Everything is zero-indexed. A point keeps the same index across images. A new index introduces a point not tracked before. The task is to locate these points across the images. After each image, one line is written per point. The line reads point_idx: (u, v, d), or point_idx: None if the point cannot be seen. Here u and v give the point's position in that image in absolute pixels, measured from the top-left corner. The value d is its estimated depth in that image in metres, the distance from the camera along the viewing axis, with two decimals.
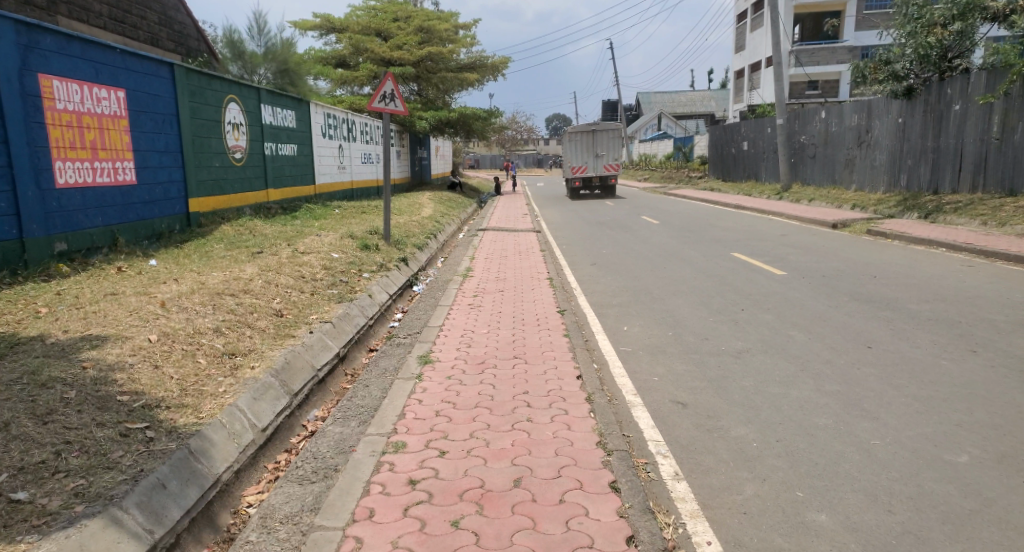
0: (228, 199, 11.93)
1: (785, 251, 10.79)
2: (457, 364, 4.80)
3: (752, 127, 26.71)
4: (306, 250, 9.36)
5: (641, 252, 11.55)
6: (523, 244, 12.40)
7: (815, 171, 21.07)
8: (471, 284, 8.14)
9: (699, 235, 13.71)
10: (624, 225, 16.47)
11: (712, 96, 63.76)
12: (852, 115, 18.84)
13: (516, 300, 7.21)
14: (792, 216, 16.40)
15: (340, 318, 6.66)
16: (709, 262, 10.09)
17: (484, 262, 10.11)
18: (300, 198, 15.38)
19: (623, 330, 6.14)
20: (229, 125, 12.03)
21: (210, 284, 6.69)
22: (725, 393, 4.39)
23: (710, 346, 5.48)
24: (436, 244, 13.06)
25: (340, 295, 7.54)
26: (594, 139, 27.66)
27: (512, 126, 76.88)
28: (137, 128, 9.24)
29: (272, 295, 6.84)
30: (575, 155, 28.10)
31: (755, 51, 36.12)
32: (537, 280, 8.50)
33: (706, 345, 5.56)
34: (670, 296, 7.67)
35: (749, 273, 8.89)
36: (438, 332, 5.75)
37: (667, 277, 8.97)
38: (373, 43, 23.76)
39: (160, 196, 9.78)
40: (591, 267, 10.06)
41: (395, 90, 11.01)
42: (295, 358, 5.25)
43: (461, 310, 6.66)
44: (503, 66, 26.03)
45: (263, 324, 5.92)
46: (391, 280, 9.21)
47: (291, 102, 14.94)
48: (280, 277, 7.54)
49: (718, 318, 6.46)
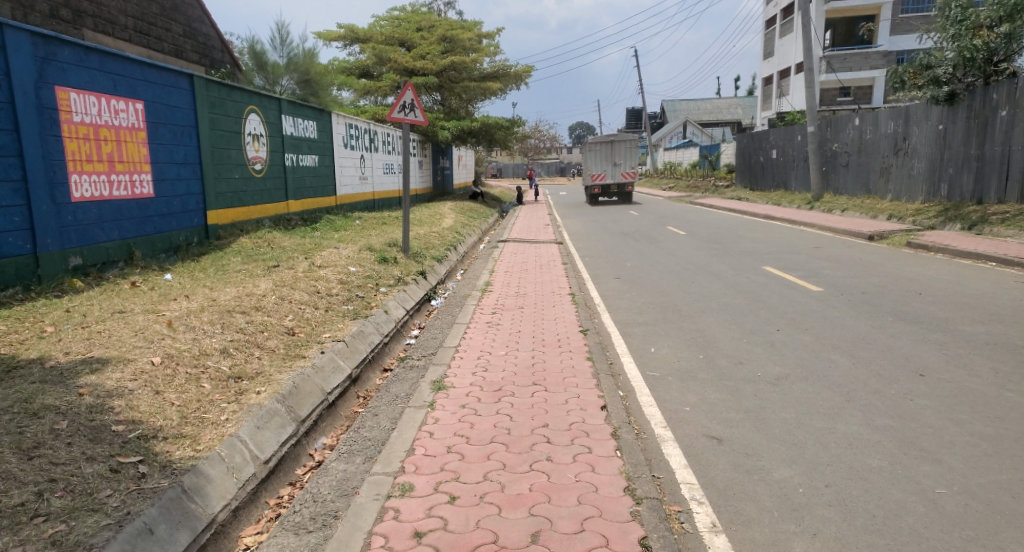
0: (248, 210, 11.77)
1: (818, 265, 10.42)
2: (472, 391, 4.52)
3: (781, 135, 26.20)
4: (323, 263, 9.17)
5: (668, 266, 11.24)
6: (546, 257, 12.12)
7: (848, 180, 20.53)
8: (489, 300, 7.86)
9: (728, 246, 13.33)
10: (649, 235, 16.09)
11: (738, 103, 63.09)
12: (888, 123, 18.31)
13: (537, 318, 6.93)
14: (825, 227, 15.90)
15: (353, 336, 6.42)
16: (740, 276, 9.77)
17: (505, 275, 9.83)
18: (321, 209, 15.25)
19: (650, 353, 5.87)
20: (249, 136, 11.90)
21: (222, 301, 6.46)
22: (765, 430, 4.11)
23: (745, 373, 5.19)
24: (456, 257, 12.86)
25: (355, 311, 7.31)
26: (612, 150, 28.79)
27: (535, 135, 76.70)
28: (155, 140, 8.99)
29: (285, 312, 6.61)
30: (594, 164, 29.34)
31: (784, 57, 35.58)
32: (559, 295, 8.21)
33: (741, 372, 5.26)
34: (700, 314, 7.39)
35: (784, 290, 8.57)
36: (454, 354, 5.47)
37: (697, 292, 8.67)
38: (396, 53, 23.68)
39: (178, 209, 9.56)
40: (616, 281, 9.78)
41: (414, 100, 10.82)
42: (303, 382, 5.00)
43: (479, 329, 6.37)
44: (526, 74, 25.80)
45: (274, 345, 5.67)
46: (409, 294, 8.99)
47: (312, 112, 14.82)
48: (294, 292, 7.33)
49: (753, 340, 6.18)
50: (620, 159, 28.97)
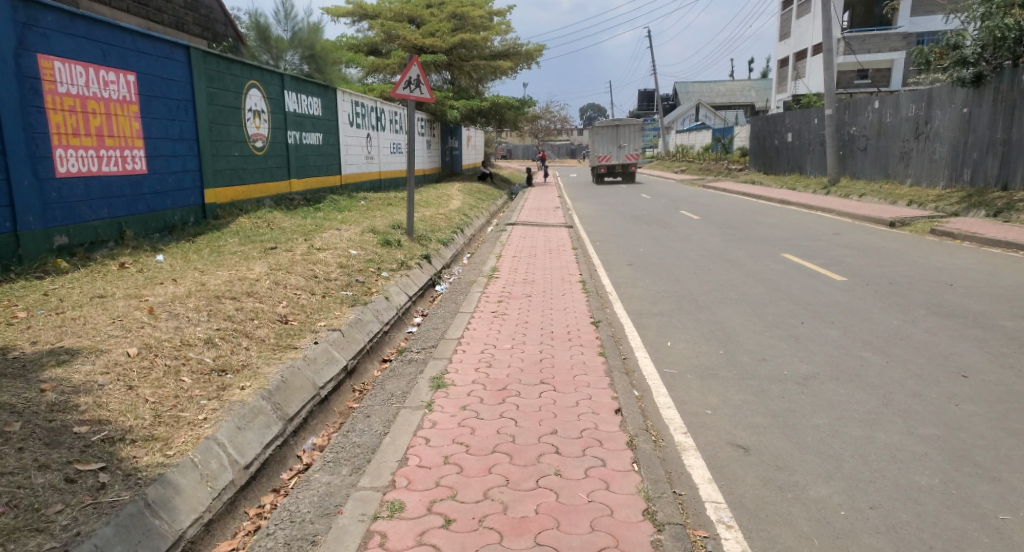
0: (248, 189, 11.39)
1: (840, 252, 9.97)
2: (474, 391, 4.13)
3: (797, 117, 25.55)
4: (323, 246, 8.79)
5: (683, 252, 10.81)
6: (555, 241, 11.69)
7: (866, 164, 19.93)
8: (496, 288, 7.46)
9: (744, 232, 12.86)
10: (663, 220, 15.61)
11: (752, 86, 62.03)
12: (909, 105, 17.71)
13: (545, 307, 6.54)
14: (844, 213, 15.39)
15: (351, 325, 6.05)
16: (758, 264, 9.34)
17: (512, 261, 9.42)
18: (325, 189, 14.85)
19: (668, 349, 5.49)
20: (249, 112, 11.49)
21: (211, 286, 6.08)
22: (796, 437, 3.74)
23: (770, 373, 4.81)
24: (463, 240, 12.45)
25: (354, 297, 6.93)
26: (617, 133, 30.58)
27: (546, 116, 75.82)
28: (149, 113, 8.60)
29: (278, 298, 6.24)
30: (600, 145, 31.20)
31: (801, 38, 34.80)
32: (569, 283, 7.80)
33: (765, 371, 4.88)
34: (719, 304, 6.99)
35: (806, 279, 8.16)
36: (455, 347, 5.08)
37: (714, 280, 8.25)
38: (405, 30, 23.12)
39: (173, 187, 9.17)
40: (627, 267, 9.38)
41: (420, 76, 10.36)
42: (293, 377, 4.63)
43: (483, 319, 5.97)
44: (537, 53, 25.21)
45: (263, 334, 5.29)
46: (412, 279, 8.60)
47: (316, 89, 14.37)
48: (290, 277, 6.95)
49: (777, 335, 5.79)
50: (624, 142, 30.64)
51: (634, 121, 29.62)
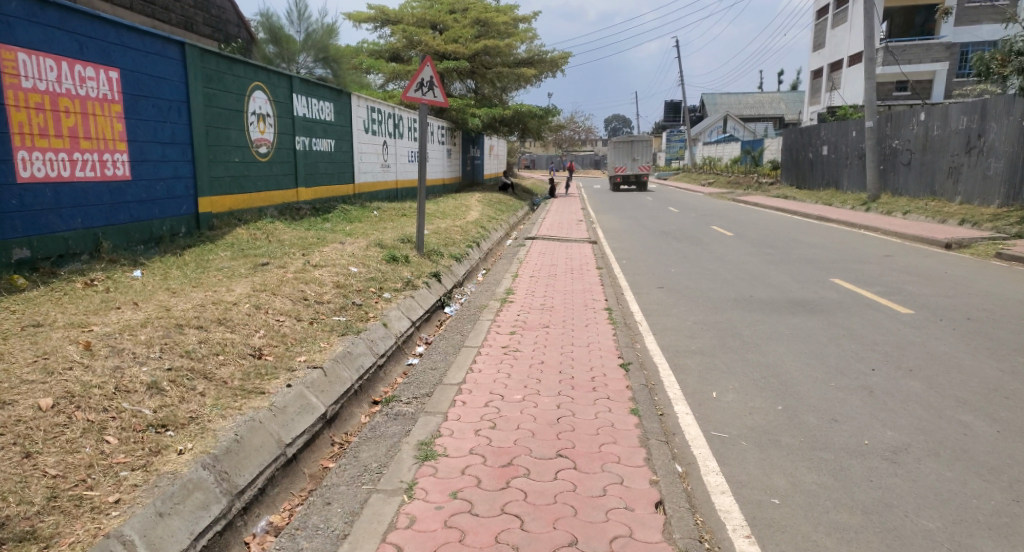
0: (249, 198, 10.61)
1: (896, 279, 8.94)
2: (472, 466, 3.30)
3: (833, 130, 24.41)
4: (320, 262, 7.95)
5: (719, 274, 9.83)
6: (578, 259, 10.78)
7: (910, 180, 18.77)
8: (508, 315, 6.54)
9: (783, 252, 11.83)
10: (693, 236, 14.60)
11: (783, 98, 60.61)
12: (960, 118, 16.54)
13: (566, 341, 5.64)
14: (891, 232, 14.31)
15: (335, 360, 5.15)
16: (806, 291, 8.35)
17: (528, 281, 8.51)
18: (335, 197, 14.05)
19: (714, 402, 4.56)
20: (253, 115, 10.73)
21: (176, 311, 5.21)
22: None
23: (848, 442, 3.88)
24: (478, 254, 11.60)
25: (346, 325, 6.05)
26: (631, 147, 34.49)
27: (570, 127, 74.82)
28: (135, 114, 7.84)
29: (254, 328, 5.36)
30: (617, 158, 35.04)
31: (837, 49, 33.67)
32: (592, 310, 6.87)
33: (840, 438, 3.96)
34: (769, 340, 6.03)
35: (864, 310, 7.17)
36: (454, 398, 4.16)
37: (758, 310, 7.28)
38: (427, 36, 22.28)
39: (161, 194, 8.39)
40: (658, 291, 8.44)
41: (433, 77, 9.51)
42: (251, 435, 3.75)
43: (491, 358, 5.05)
44: (563, 61, 24.36)
45: (226, 374, 4.40)
46: (418, 300, 7.72)
47: (329, 93, 13.63)
48: (274, 300, 6.09)
49: (846, 384, 4.82)
50: (638, 156, 34.14)
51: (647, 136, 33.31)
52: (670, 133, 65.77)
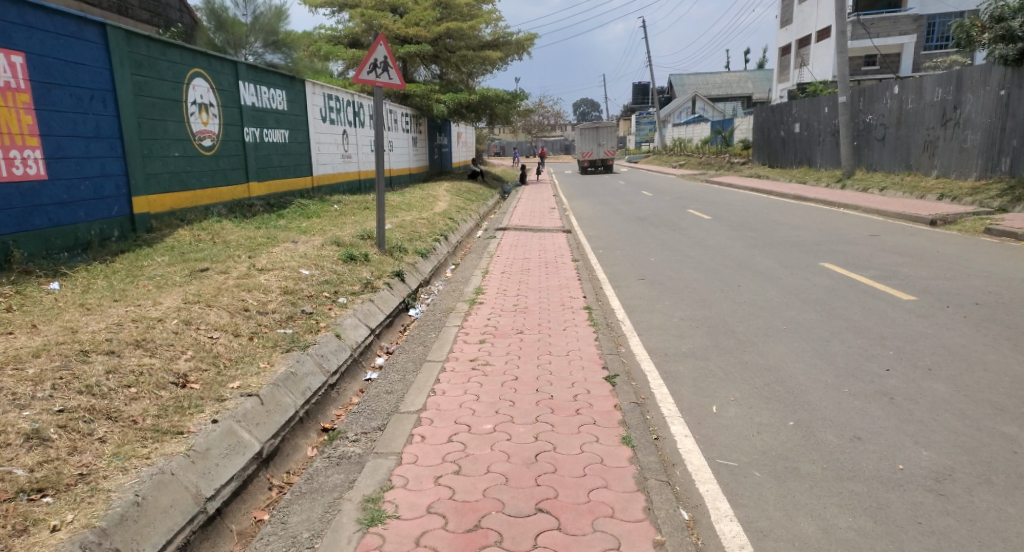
0: (193, 196, 9.76)
1: (889, 261, 8.40)
2: (428, 533, 2.64)
3: (805, 107, 24.01)
4: (267, 265, 7.17)
5: (701, 261, 9.23)
6: (551, 250, 10.13)
7: (885, 156, 18.40)
8: (477, 320, 5.84)
9: (765, 235, 11.26)
10: (670, 221, 14.02)
11: (749, 77, 60.36)
12: (935, 89, 16.15)
13: (544, 348, 4.95)
14: (872, 210, 13.85)
15: (275, 384, 4.42)
16: (795, 277, 7.77)
17: (499, 278, 7.82)
18: (292, 192, 13.19)
19: (715, 418, 3.93)
20: (193, 106, 9.87)
21: (85, 333, 4.44)
22: None
23: (884, 468, 3.27)
24: (446, 249, 10.88)
25: (292, 339, 5.30)
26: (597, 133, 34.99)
27: (537, 111, 73.94)
28: (47, 104, 7.00)
29: (181, 348, 4.61)
30: (582, 143, 35.44)
31: (804, 25, 33.36)
32: (570, 310, 6.19)
33: (874, 462, 3.34)
34: (766, 338, 5.43)
35: (862, 298, 6.59)
36: (411, 431, 3.48)
37: (750, 302, 6.68)
38: (386, 20, 21.18)
39: (88, 194, 7.54)
40: (638, 284, 7.79)
41: (387, 58, 8.73)
42: (157, 493, 3.04)
43: (456, 375, 4.34)
44: (528, 44, 23.61)
45: (135, 410, 3.66)
46: (378, 304, 6.99)
47: (281, 80, 12.76)
48: (209, 313, 5.33)
49: (861, 390, 4.23)
50: (603, 141, 34.67)
51: (612, 123, 33.81)
52: (639, 115, 65.22)
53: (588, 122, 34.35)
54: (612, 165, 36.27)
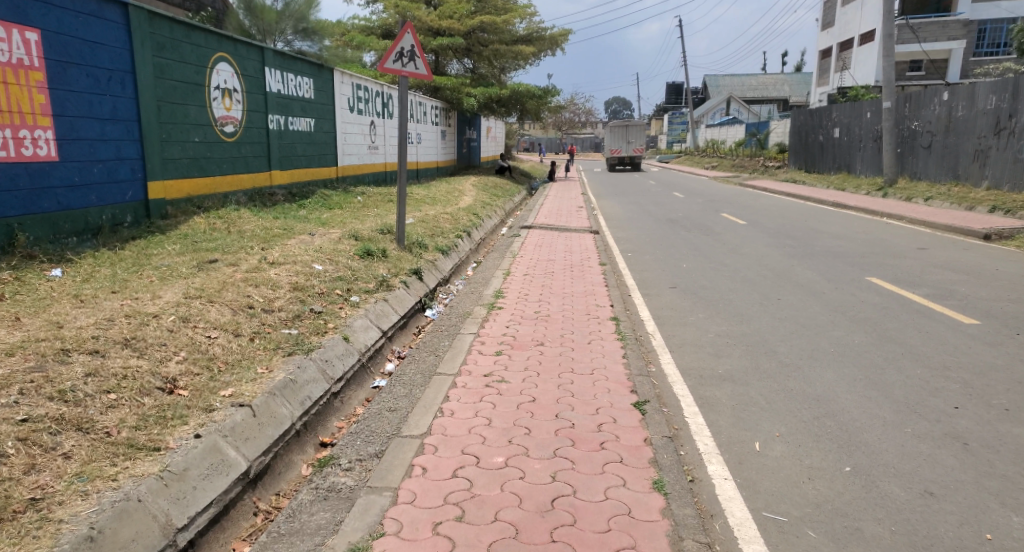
0: (212, 183, 9.47)
1: (941, 277, 7.85)
2: None
3: (846, 111, 23.19)
4: (279, 259, 6.81)
5: (736, 270, 8.73)
6: (578, 252, 9.72)
7: (931, 164, 17.61)
8: (494, 328, 5.42)
9: (804, 244, 10.71)
10: (702, 225, 13.51)
11: (786, 80, 59.09)
12: (988, 97, 15.37)
13: (567, 364, 4.52)
14: (916, 221, 13.20)
15: (271, 394, 4.03)
16: (841, 292, 7.26)
17: (521, 281, 7.39)
18: (316, 181, 12.88)
19: (758, 458, 3.52)
20: (216, 90, 9.56)
21: (70, 329, 4.09)
22: None
23: (967, 537, 2.93)
24: (469, 245, 10.51)
25: (296, 341, 4.92)
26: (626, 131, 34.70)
27: (569, 108, 73.32)
28: (61, 83, 6.71)
29: (174, 348, 4.24)
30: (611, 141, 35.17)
31: (847, 27, 32.40)
32: (596, 320, 5.77)
33: (955, 528, 2.99)
34: (809, 361, 4.97)
35: (915, 318, 6.08)
36: (412, 462, 3.12)
37: (791, 318, 6.20)
38: (420, 11, 20.83)
39: (100, 177, 7.24)
40: (670, 293, 7.36)
41: (415, 46, 8.34)
42: (117, 526, 2.71)
43: (468, 393, 3.92)
44: (563, 39, 23.10)
45: (110, 420, 3.29)
46: (393, 304, 6.60)
47: (309, 67, 12.43)
48: (210, 310, 4.96)
49: (927, 431, 3.79)
50: (633, 139, 34.41)
51: (643, 121, 33.37)
52: (672, 114, 64.25)
53: (618, 120, 34.09)
54: (640, 163, 35.65)
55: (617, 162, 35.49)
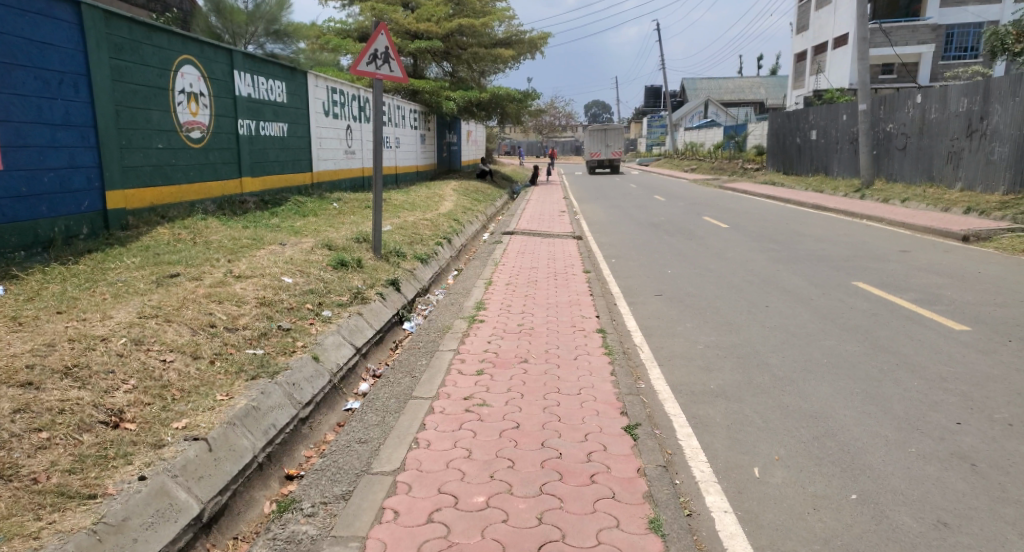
0: (177, 191, 9.09)
1: (928, 281, 7.66)
2: None
3: (823, 113, 23.20)
4: (246, 272, 6.45)
5: (721, 275, 8.50)
6: (560, 259, 9.44)
7: (906, 165, 17.59)
8: (475, 343, 5.12)
9: (787, 248, 10.53)
10: (684, 229, 13.30)
11: (763, 83, 59.44)
12: (960, 100, 15.36)
13: (552, 384, 4.23)
14: (897, 222, 13.09)
15: (231, 424, 3.71)
16: (829, 298, 7.05)
17: (503, 291, 7.09)
18: (290, 189, 12.50)
19: (759, 486, 3.25)
20: (180, 95, 9.18)
21: (5, 357, 3.77)
22: None
23: None
24: (449, 253, 10.19)
25: (261, 363, 4.60)
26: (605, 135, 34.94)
27: (549, 112, 73.27)
28: (7, 86, 6.33)
29: (124, 375, 3.92)
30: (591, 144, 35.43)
31: (821, 31, 32.54)
32: (582, 333, 5.48)
33: None
34: (804, 374, 4.73)
35: (906, 326, 5.86)
36: (383, 504, 2.85)
37: (781, 326, 5.97)
38: (397, 14, 20.52)
39: (51, 187, 6.86)
40: (656, 301, 7.11)
41: (388, 48, 8.02)
42: None
43: (446, 419, 3.61)
44: (542, 42, 22.88)
45: (39, 464, 3.02)
46: (368, 318, 6.26)
47: (280, 71, 12.06)
48: (168, 330, 4.63)
49: (932, 451, 3.53)
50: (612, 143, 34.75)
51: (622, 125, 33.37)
52: (651, 117, 64.40)
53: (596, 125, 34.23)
54: (620, 167, 35.55)
55: (596, 165, 35.49)
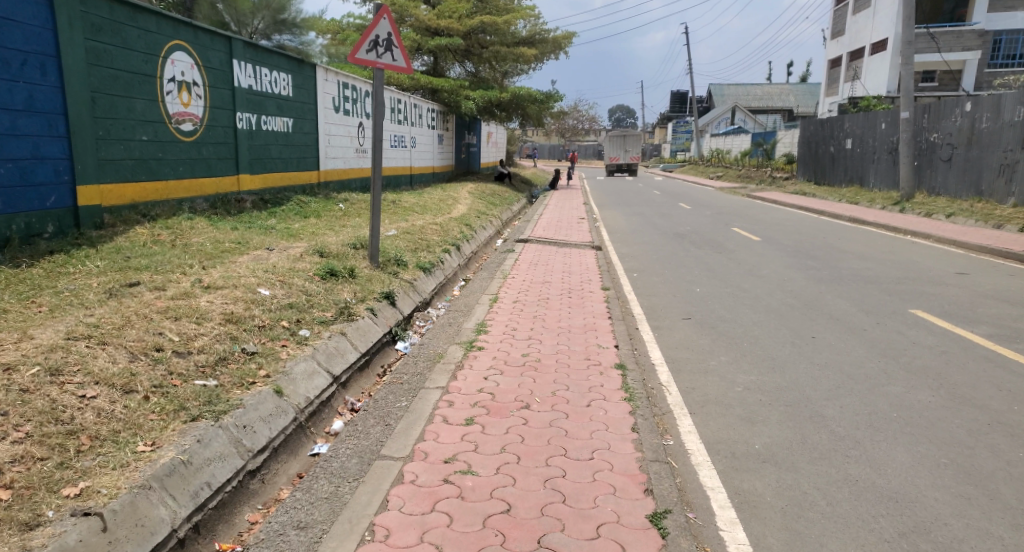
0: (164, 188, 8.33)
1: (999, 312, 6.72)
2: None
3: (859, 121, 22.10)
4: (218, 281, 5.62)
5: (757, 296, 7.61)
6: (578, 272, 8.62)
7: (951, 178, 16.52)
8: (469, 378, 4.31)
9: (828, 265, 9.63)
10: (713, 240, 12.42)
11: (792, 91, 58.17)
12: (1014, 109, 14.27)
13: (559, 443, 3.42)
14: (946, 240, 12.08)
15: (142, 489, 2.90)
16: (885, 328, 6.14)
17: (508, 311, 6.26)
18: (293, 187, 11.73)
19: None
20: (170, 83, 8.43)
21: None
22: None
23: None
24: (457, 261, 9.40)
25: (210, 396, 3.76)
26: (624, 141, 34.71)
27: (571, 116, 72.33)
28: None
29: (19, 418, 3.11)
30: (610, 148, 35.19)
31: (858, 36, 31.36)
32: (597, 369, 4.64)
33: None
34: (886, 447, 3.81)
35: (990, 370, 4.97)
36: None
37: (834, 365, 5.10)
38: (418, 10, 19.83)
39: (10, 179, 6.13)
40: (684, 325, 6.26)
41: (391, 35, 7.23)
42: None
43: (418, 495, 2.90)
44: (566, 42, 22.04)
45: None
46: (352, 339, 5.44)
47: (286, 61, 11.30)
48: (98, 355, 3.79)
49: None
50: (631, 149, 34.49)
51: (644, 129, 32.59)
52: (675, 123, 63.22)
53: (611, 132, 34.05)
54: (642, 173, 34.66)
55: (614, 169, 35.27)
